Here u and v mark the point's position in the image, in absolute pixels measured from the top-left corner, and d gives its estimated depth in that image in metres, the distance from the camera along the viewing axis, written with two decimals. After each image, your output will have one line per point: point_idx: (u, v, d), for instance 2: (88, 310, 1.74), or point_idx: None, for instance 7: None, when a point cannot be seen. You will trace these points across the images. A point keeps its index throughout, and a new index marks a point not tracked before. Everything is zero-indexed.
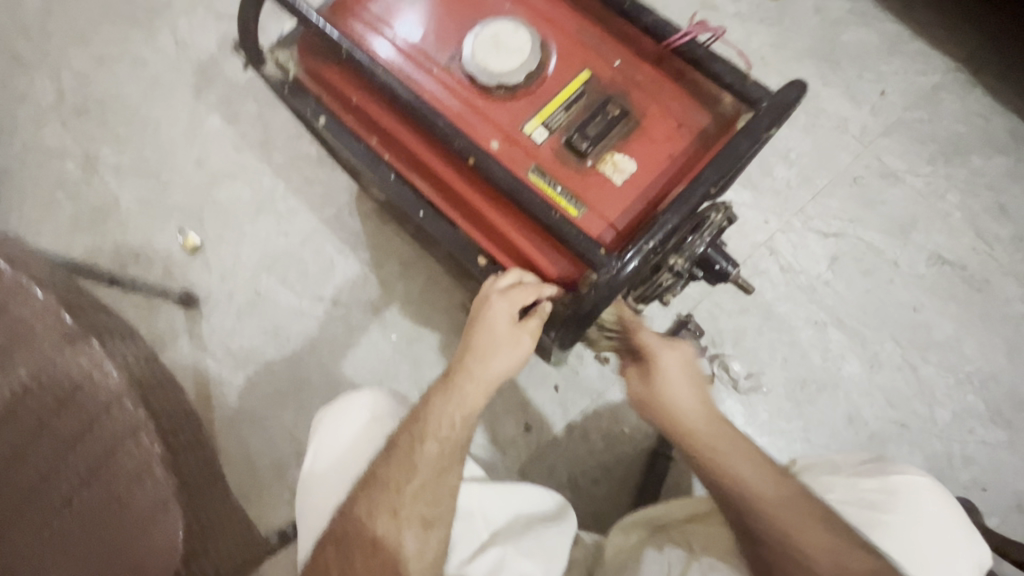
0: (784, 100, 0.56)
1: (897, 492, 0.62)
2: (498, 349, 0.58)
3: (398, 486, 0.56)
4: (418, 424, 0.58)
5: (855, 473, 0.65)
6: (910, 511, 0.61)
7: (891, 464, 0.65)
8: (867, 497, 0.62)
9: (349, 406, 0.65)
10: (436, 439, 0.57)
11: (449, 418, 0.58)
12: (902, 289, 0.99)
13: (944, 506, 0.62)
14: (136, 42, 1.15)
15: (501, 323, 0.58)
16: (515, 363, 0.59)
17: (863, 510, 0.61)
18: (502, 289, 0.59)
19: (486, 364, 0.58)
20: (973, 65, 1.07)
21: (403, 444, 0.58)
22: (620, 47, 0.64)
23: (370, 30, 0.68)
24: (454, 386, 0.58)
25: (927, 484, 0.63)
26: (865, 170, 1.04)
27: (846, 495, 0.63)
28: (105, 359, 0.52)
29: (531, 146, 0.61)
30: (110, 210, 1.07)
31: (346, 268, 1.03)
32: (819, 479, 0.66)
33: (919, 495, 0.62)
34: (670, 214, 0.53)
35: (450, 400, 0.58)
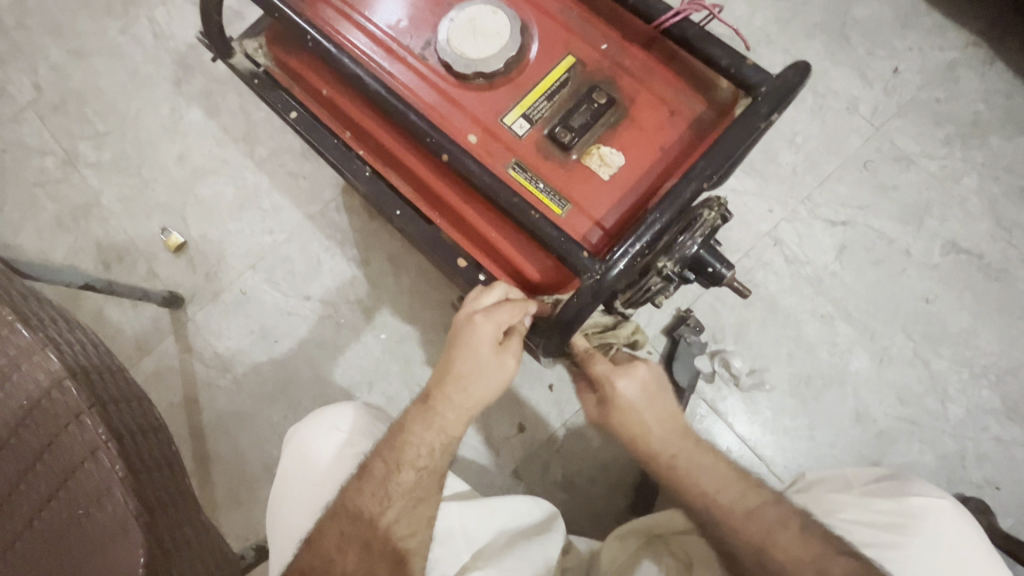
0: (785, 84, 0.51)
1: (916, 516, 0.58)
2: (480, 375, 0.54)
3: (372, 516, 0.55)
4: (393, 451, 0.56)
5: (871, 492, 0.62)
6: (931, 536, 0.57)
7: (908, 483, 0.61)
8: (884, 519, 0.59)
9: (322, 424, 0.63)
10: (414, 467, 0.56)
11: (428, 446, 0.56)
12: (914, 280, 0.94)
13: (966, 529, 0.58)
14: (114, 33, 1.11)
15: (483, 347, 0.53)
16: (498, 388, 0.55)
17: (878, 534, 0.58)
18: (488, 308, 0.53)
19: (467, 392, 0.55)
20: (993, 40, 1.00)
21: (377, 472, 0.55)
22: (608, 28, 0.59)
23: (341, 17, 0.63)
24: (433, 410, 0.56)
25: (949, 506, 0.58)
26: (875, 153, 0.98)
27: (859, 516, 0.60)
28: (65, 375, 0.49)
29: (511, 139, 0.57)
30: (91, 209, 1.04)
31: (333, 265, 1.00)
32: (829, 498, 0.63)
33: (943, 520, 0.57)
34: (659, 213, 0.49)
35: (430, 427, 0.56)
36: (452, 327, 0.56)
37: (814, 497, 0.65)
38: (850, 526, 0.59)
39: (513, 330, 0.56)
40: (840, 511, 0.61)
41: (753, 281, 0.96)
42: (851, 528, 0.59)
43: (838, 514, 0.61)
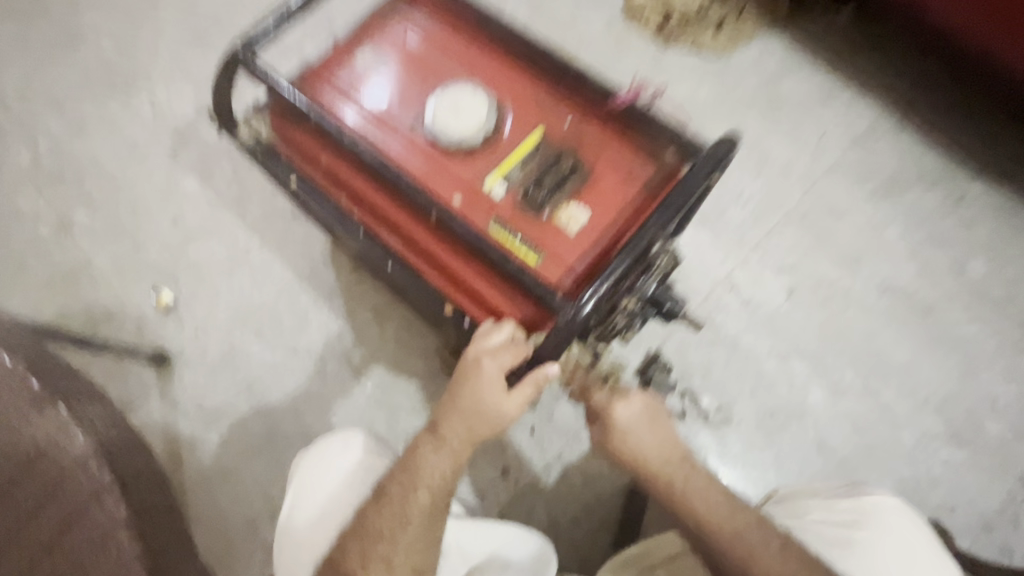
0: (717, 152, 0.61)
1: (871, 513, 0.64)
2: (486, 408, 0.58)
3: (391, 536, 0.56)
4: (408, 475, 0.58)
5: (832, 496, 0.68)
6: (886, 530, 0.63)
7: (864, 487, 0.68)
8: (843, 516, 0.64)
9: (334, 450, 0.66)
10: (427, 488, 0.57)
11: (440, 471, 0.58)
12: (857, 318, 1.04)
13: (913, 525, 0.64)
14: (114, 108, 1.19)
15: (490, 388, 0.58)
16: (500, 424, 0.59)
17: (836, 530, 0.64)
18: (494, 351, 0.59)
19: (474, 423, 0.59)
20: (900, 110, 1.16)
21: (394, 495, 0.57)
22: (570, 107, 0.69)
23: (338, 97, 0.72)
24: (440, 439, 0.59)
25: (898, 504, 0.65)
26: (812, 207, 1.11)
27: (821, 516, 0.65)
28: (71, 424, 0.52)
29: (491, 199, 0.65)
30: (82, 271, 1.08)
31: (321, 319, 1.04)
32: (800, 502, 0.69)
33: (892, 516, 0.64)
34: (621, 258, 0.57)
35: (439, 453, 0.58)
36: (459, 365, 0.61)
37: (784, 505, 0.71)
38: (816, 525, 0.65)
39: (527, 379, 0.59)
40: (807, 513, 0.67)
41: (715, 322, 1.04)
42: (815, 527, 0.65)
43: (806, 516, 0.66)
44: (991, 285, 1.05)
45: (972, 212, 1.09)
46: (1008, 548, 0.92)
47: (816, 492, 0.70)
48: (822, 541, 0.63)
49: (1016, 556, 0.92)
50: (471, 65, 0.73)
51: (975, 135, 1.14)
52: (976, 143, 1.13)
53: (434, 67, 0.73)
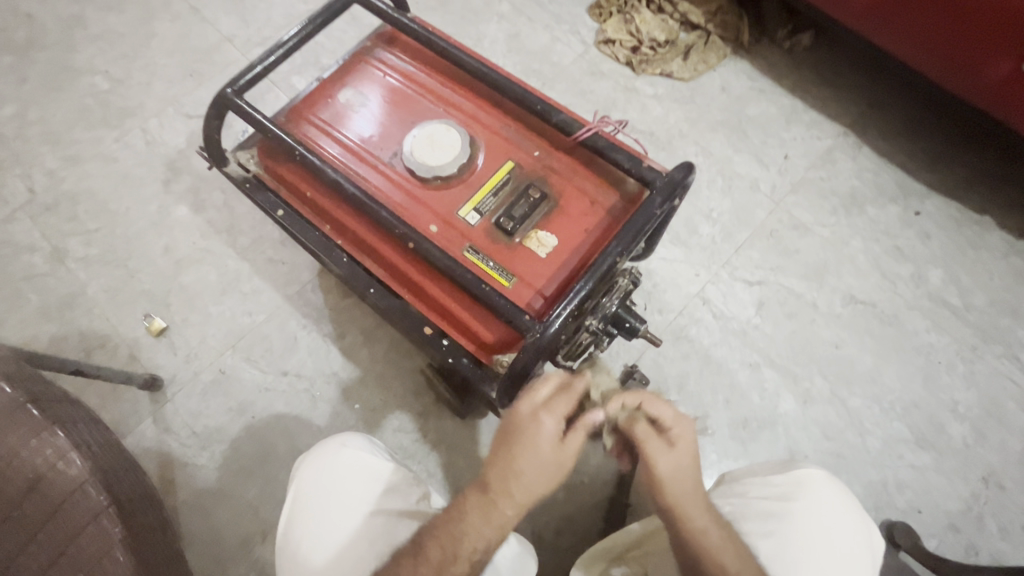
0: (673, 180, 0.66)
1: (799, 485, 0.67)
2: (541, 467, 0.59)
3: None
4: (452, 541, 0.57)
5: (768, 472, 0.70)
6: (813, 499, 0.66)
7: (793, 463, 0.70)
8: (775, 491, 0.67)
9: (341, 458, 0.69)
10: (468, 559, 0.57)
11: (482, 538, 0.58)
12: (823, 328, 1.09)
13: (838, 491, 0.67)
14: (108, 141, 1.23)
15: (546, 444, 0.59)
16: (552, 484, 0.60)
17: (769, 505, 0.66)
18: (547, 404, 0.61)
19: (525, 487, 0.58)
20: (859, 130, 1.23)
21: (434, 559, 0.57)
22: (538, 140, 0.75)
23: (322, 134, 0.77)
24: (489, 503, 0.58)
25: (822, 475, 0.68)
26: (778, 223, 1.17)
27: (758, 491, 0.68)
28: (70, 449, 0.56)
29: (465, 227, 0.70)
30: (77, 299, 1.11)
31: (309, 341, 1.08)
32: (739, 482, 0.71)
33: (822, 489, 0.66)
34: (584, 282, 0.61)
35: (487, 521, 0.58)
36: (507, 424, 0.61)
37: (726, 485, 0.73)
38: (753, 502, 0.67)
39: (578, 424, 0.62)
40: (745, 491, 0.69)
41: (689, 335, 1.09)
42: (750, 504, 0.67)
43: (744, 493, 0.69)
44: (949, 294, 1.11)
45: (929, 225, 1.15)
46: (973, 547, 0.96)
47: (755, 471, 0.73)
48: (754, 516, 0.66)
49: (981, 554, 0.96)
50: (446, 102, 0.78)
51: (929, 152, 1.20)
52: (930, 159, 1.20)
53: (412, 104, 0.78)
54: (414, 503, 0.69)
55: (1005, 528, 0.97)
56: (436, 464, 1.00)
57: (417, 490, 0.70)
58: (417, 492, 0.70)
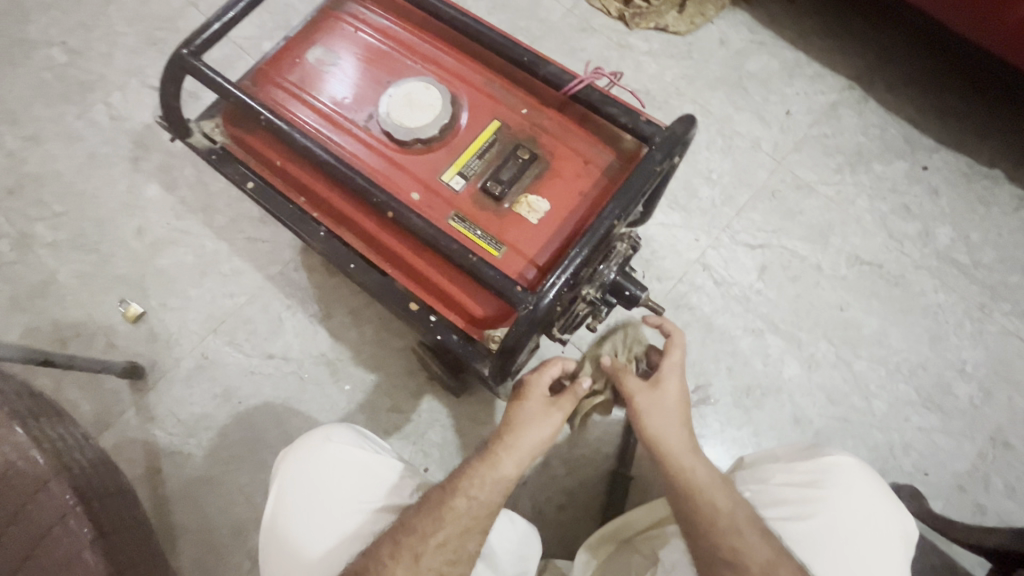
0: (673, 134, 0.61)
1: (828, 472, 0.65)
2: (534, 419, 0.62)
3: (424, 533, 0.56)
4: (452, 480, 0.59)
5: (792, 458, 0.69)
6: (842, 487, 0.64)
7: (821, 448, 0.68)
8: (800, 479, 0.66)
9: (326, 453, 0.66)
10: (466, 495, 0.58)
11: (482, 479, 0.59)
12: (828, 291, 1.06)
13: (869, 479, 0.65)
14: (70, 118, 1.16)
15: (536, 400, 0.63)
16: (549, 438, 0.62)
17: (795, 492, 0.65)
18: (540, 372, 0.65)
19: (523, 434, 0.61)
20: (864, 83, 1.17)
21: (435, 495, 0.59)
22: (526, 96, 0.69)
23: (291, 97, 0.71)
24: (490, 450, 0.61)
25: (853, 462, 0.66)
26: (780, 183, 1.12)
27: (781, 478, 0.66)
28: (31, 445, 0.52)
29: (449, 193, 0.65)
30: (48, 287, 1.05)
31: (295, 323, 1.03)
32: (762, 467, 0.69)
33: (851, 475, 0.65)
34: (579, 248, 0.57)
35: (487, 463, 0.60)
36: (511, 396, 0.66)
37: (748, 471, 0.71)
38: (778, 489, 0.66)
39: (569, 391, 0.63)
40: (768, 478, 0.67)
41: (690, 303, 1.05)
42: (773, 491, 0.66)
43: (767, 481, 0.67)
44: (957, 252, 1.07)
45: (937, 180, 1.11)
46: (980, 507, 0.95)
47: (778, 456, 0.71)
48: (778, 504, 0.65)
49: (988, 514, 0.95)
50: (424, 58, 0.72)
51: (938, 104, 1.14)
52: (939, 112, 1.14)
53: (387, 62, 0.72)
54: (408, 497, 0.66)
55: (1013, 488, 0.95)
56: (432, 444, 0.97)
57: (411, 481, 0.67)
58: (411, 483, 0.67)
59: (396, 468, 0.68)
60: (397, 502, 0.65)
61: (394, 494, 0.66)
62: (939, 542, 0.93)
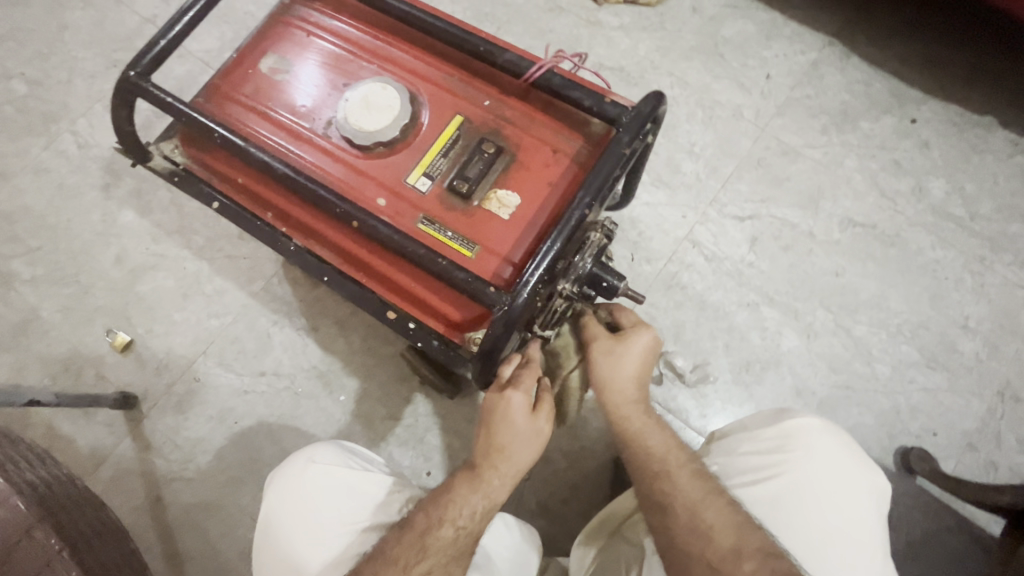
0: (640, 114, 0.58)
1: (791, 435, 0.63)
2: (521, 440, 0.58)
3: (406, 564, 0.54)
4: (439, 507, 0.57)
5: (758, 425, 0.66)
6: (805, 450, 0.61)
7: (787, 412, 0.66)
8: (767, 445, 0.63)
9: (309, 476, 0.64)
10: (454, 524, 0.56)
11: (471, 508, 0.57)
12: (822, 258, 1.03)
13: (833, 438, 0.62)
14: (37, 150, 1.14)
15: (520, 418, 0.58)
16: (537, 452, 0.60)
17: (758, 460, 0.63)
18: (513, 381, 0.59)
19: (513, 458, 0.58)
20: (845, 38, 1.13)
21: (419, 524, 0.56)
22: (487, 88, 0.66)
23: (247, 111, 0.69)
24: (480, 476, 0.58)
25: (818, 423, 0.63)
26: (766, 151, 1.08)
27: (746, 447, 0.64)
28: (9, 495, 0.51)
29: (416, 197, 0.63)
30: (31, 324, 1.04)
31: (283, 338, 1.02)
32: (728, 439, 0.67)
33: (819, 438, 0.62)
34: (551, 241, 0.55)
35: (477, 491, 0.58)
36: (483, 405, 0.60)
37: (716, 443, 0.69)
38: (743, 458, 0.64)
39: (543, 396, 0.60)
40: (735, 448, 0.65)
41: (681, 283, 1.03)
42: (739, 461, 0.64)
43: (732, 451, 0.65)
44: (952, 205, 1.04)
45: (927, 133, 1.07)
46: (992, 464, 0.93)
47: (747, 424, 0.68)
48: (743, 473, 0.63)
49: (1002, 471, 0.93)
50: (379, 57, 0.69)
51: (923, 53, 1.11)
52: (925, 61, 1.10)
53: (342, 65, 0.69)
54: (396, 513, 0.65)
55: None
56: (431, 448, 0.96)
57: (399, 497, 0.66)
58: (399, 498, 0.66)
59: (382, 484, 0.66)
60: (385, 518, 0.64)
61: (382, 511, 0.65)
62: (954, 503, 0.91)
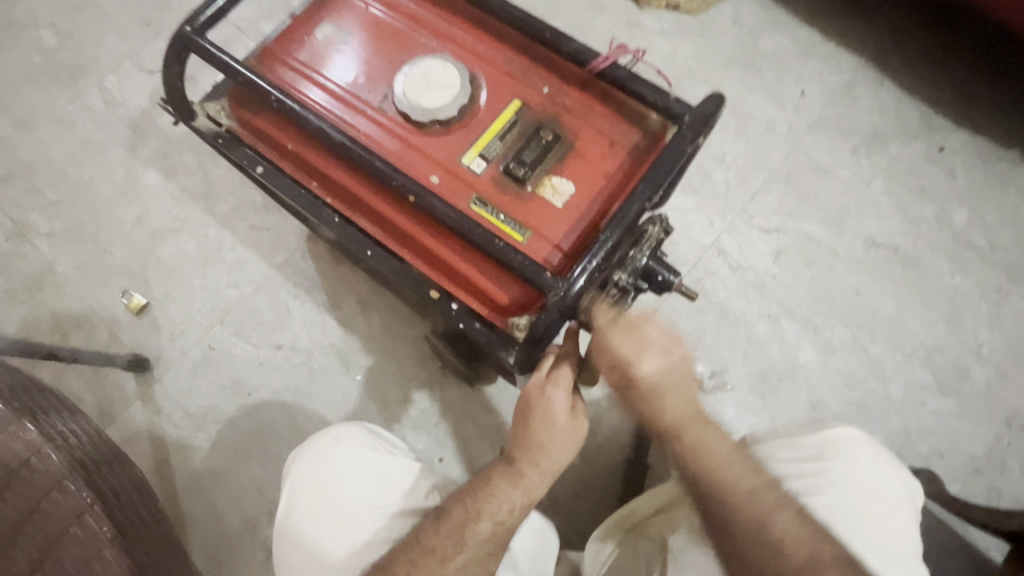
0: (704, 113, 0.59)
1: (832, 444, 0.63)
2: (560, 438, 0.58)
3: (444, 556, 0.55)
4: (476, 500, 0.57)
5: (796, 433, 0.67)
6: (847, 458, 0.62)
7: (825, 423, 0.67)
8: (807, 452, 0.64)
9: (337, 456, 0.64)
10: (492, 519, 0.56)
11: (511, 504, 0.57)
12: (844, 275, 1.04)
13: (873, 450, 0.63)
14: (62, 103, 1.11)
15: (561, 418, 0.58)
16: (577, 446, 0.59)
17: (801, 467, 0.63)
18: (552, 379, 0.58)
19: (553, 455, 0.58)
20: (880, 62, 1.14)
21: (457, 516, 0.57)
22: (548, 75, 0.66)
23: (301, 77, 0.68)
24: (520, 472, 0.58)
25: (858, 434, 0.64)
26: (795, 166, 1.10)
27: (786, 454, 0.65)
28: (43, 443, 0.50)
29: (470, 177, 0.62)
30: (45, 278, 1.02)
31: (303, 312, 1.01)
32: (766, 446, 0.67)
33: (858, 447, 0.63)
34: (610, 231, 0.55)
35: (516, 486, 0.57)
36: (522, 398, 0.59)
37: (752, 449, 0.69)
38: (785, 464, 0.64)
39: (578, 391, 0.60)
40: (773, 454, 0.66)
41: (704, 289, 1.04)
42: (780, 467, 0.64)
43: (772, 456, 0.65)
44: (974, 234, 1.05)
45: (954, 161, 1.09)
46: (996, 490, 0.95)
47: (782, 433, 0.69)
48: (785, 479, 0.63)
49: (1004, 497, 0.94)
50: (439, 35, 0.69)
51: (955, 83, 1.12)
52: (956, 90, 1.12)
53: (400, 39, 0.69)
54: (423, 499, 0.64)
55: None
56: (446, 434, 0.95)
57: (426, 483, 0.66)
58: (425, 485, 0.65)
59: (409, 468, 0.66)
60: (413, 504, 0.64)
61: (410, 496, 0.64)
62: (956, 525, 0.93)
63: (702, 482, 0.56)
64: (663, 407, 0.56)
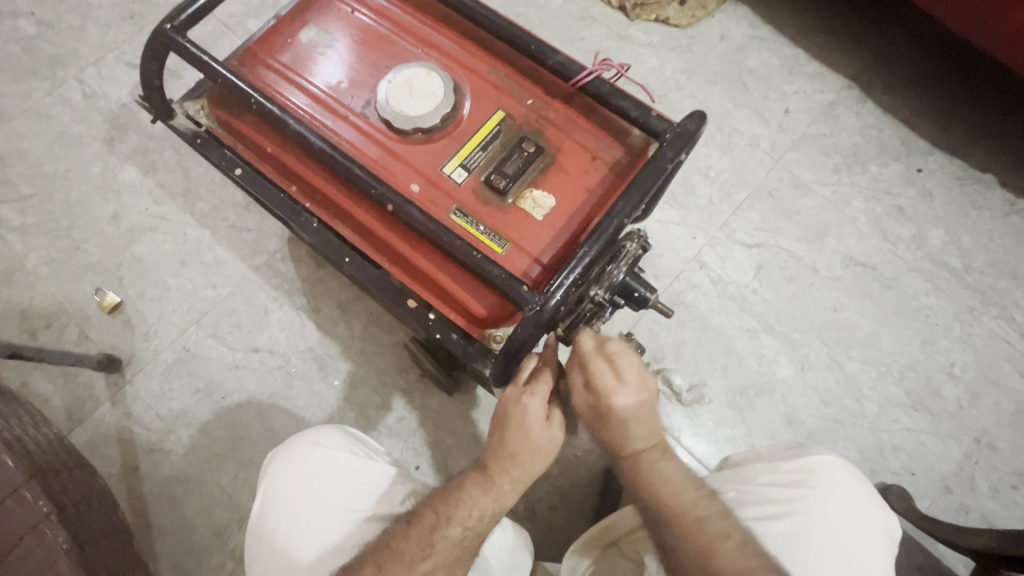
0: (685, 131, 0.59)
1: (813, 472, 0.63)
2: (533, 450, 0.57)
3: (411, 560, 0.54)
4: (446, 504, 0.57)
5: (778, 457, 0.67)
6: (826, 487, 0.62)
7: (808, 448, 0.67)
8: (787, 478, 0.64)
9: (313, 459, 0.63)
10: (462, 524, 0.56)
11: (481, 509, 0.56)
12: (822, 292, 1.06)
13: (854, 479, 0.64)
14: (39, 94, 1.09)
15: (535, 425, 0.56)
16: (549, 458, 0.58)
17: (778, 493, 0.63)
18: (529, 387, 0.58)
19: (524, 465, 0.57)
20: (862, 82, 1.16)
21: (426, 521, 0.56)
22: (532, 86, 0.66)
23: (283, 79, 0.67)
24: (492, 478, 0.57)
25: (840, 463, 0.64)
26: (778, 182, 1.11)
27: (765, 479, 0.65)
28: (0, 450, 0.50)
29: (450, 186, 0.62)
30: (15, 274, 1.00)
31: (282, 316, 0.99)
32: (748, 468, 0.68)
33: (839, 477, 0.63)
34: (588, 247, 0.55)
35: (487, 492, 0.57)
36: (498, 405, 0.59)
37: (732, 470, 0.70)
38: (763, 488, 0.64)
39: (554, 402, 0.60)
40: (752, 477, 0.66)
41: (685, 302, 1.04)
42: (758, 491, 0.64)
43: (752, 479, 0.66)
44: (949, 255, 1.07)
45: (931, 183, 1.11)
46: (964, 507, 0.96)
47: (764, 456, 0.69)
48: (761, 504, 0.63)
49: (972, 515, 0.96)
50: (425, 42, 0.68)
51: (934, 105, 1.15)
52: (935, 113, 1.14)
53: (385, 45, 0.68)
54: (399, 505, 0.63)
55: (996, 489, 0.97)
56: (423, 442, 0.94)
57: (402, 489, 0.65)
58: (402, 491, 0.65)
59: (385, 472, 0.65)
60: (388, 511, 0.63)
61: (384, 503, 0.63)
62: (925, 542, 0.94)
63: (656, 506, 0.57)
64: (627, 431, 0.57)
